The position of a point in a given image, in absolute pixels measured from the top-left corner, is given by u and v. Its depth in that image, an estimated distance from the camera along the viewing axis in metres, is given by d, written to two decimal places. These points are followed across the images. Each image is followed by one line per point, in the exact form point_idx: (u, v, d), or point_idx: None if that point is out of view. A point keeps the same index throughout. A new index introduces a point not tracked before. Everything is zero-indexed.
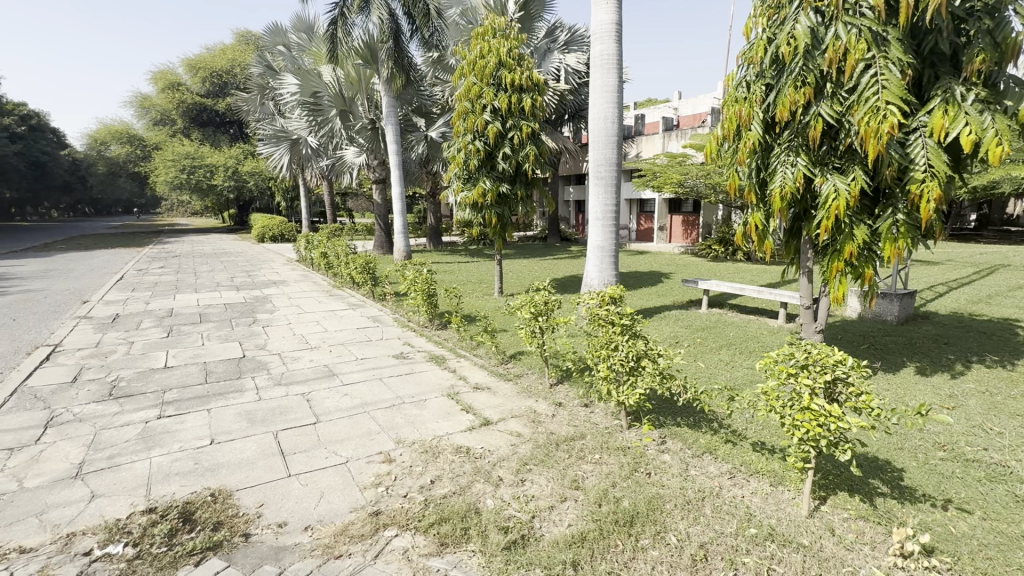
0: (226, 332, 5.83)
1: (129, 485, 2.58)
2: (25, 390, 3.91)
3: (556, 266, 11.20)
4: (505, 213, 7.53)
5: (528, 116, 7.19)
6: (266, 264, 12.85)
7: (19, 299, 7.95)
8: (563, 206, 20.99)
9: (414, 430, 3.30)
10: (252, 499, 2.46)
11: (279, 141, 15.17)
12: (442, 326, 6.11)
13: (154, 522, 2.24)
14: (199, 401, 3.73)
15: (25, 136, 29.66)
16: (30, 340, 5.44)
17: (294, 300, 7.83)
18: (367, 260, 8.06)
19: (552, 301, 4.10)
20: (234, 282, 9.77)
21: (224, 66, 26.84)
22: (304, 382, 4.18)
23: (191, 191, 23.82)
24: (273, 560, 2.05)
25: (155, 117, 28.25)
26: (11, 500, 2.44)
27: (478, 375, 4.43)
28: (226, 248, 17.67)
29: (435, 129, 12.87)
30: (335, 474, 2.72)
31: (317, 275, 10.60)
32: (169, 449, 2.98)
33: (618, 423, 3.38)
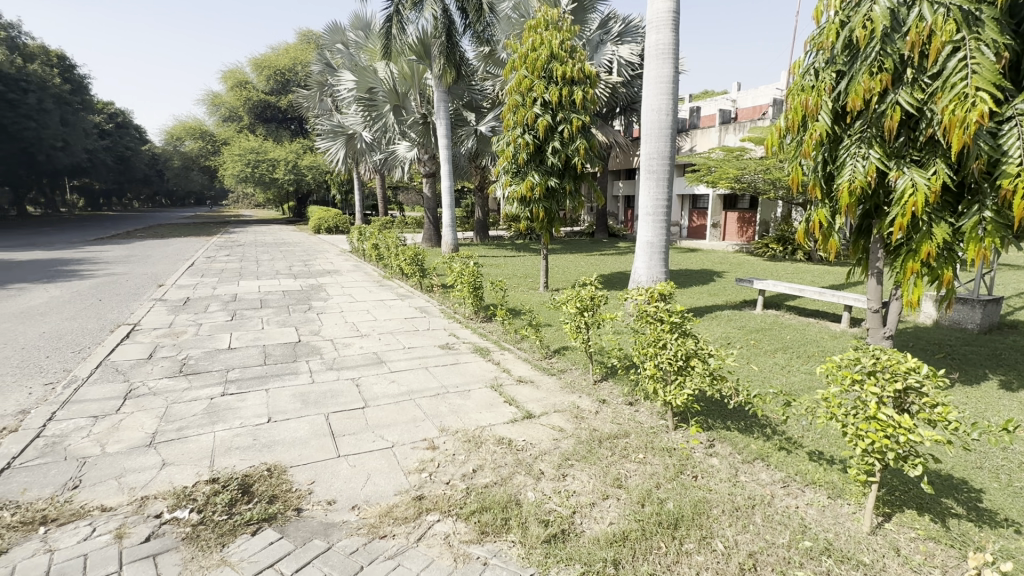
0: (284, 317, 6.13)
1: (193, 456, 2.76)
2: (108, 364, 4.28)
3: (603, 262, 11.04)
4: (553, 207, 7.49)
5: (579, 109, 7.06)
6: (321, 254, 13.42)
7: (106, 281, 8.72)
8: (612, 202, 20.68)
9: (457, 419, 3.35)
10: (304, 476, 2.58)
11: (336, 136, 15.78)
12: (487, 319, 6.15)
13: (216, 492, 2.39)
14: (258, 381, 3.96)
15: (112, 133, 32.35)
16: (114, 319, 5.95)
17: (346, 289, 8.13)
18: (417, 253, 8.24)
19: (599, 296, 4.03)
20: (291, 271, 10.26)
21: (287, 65, 28.10)
22: (354, 368, 4.34)
23: (255, 184, 25.20)
24: (322, 535, 2.13)
25: (225, 114, 30.06)
26: (95, 462, 2.67)
27: (521, 368, 4.44)
28: (285, 238, 18.60)
29: (485, 123, 12.96)
30: (381, 457, 2.80)
31: (368, 266, 10.95)
32: (230, 425, 3.17)
33: (664, 423, 3.29)
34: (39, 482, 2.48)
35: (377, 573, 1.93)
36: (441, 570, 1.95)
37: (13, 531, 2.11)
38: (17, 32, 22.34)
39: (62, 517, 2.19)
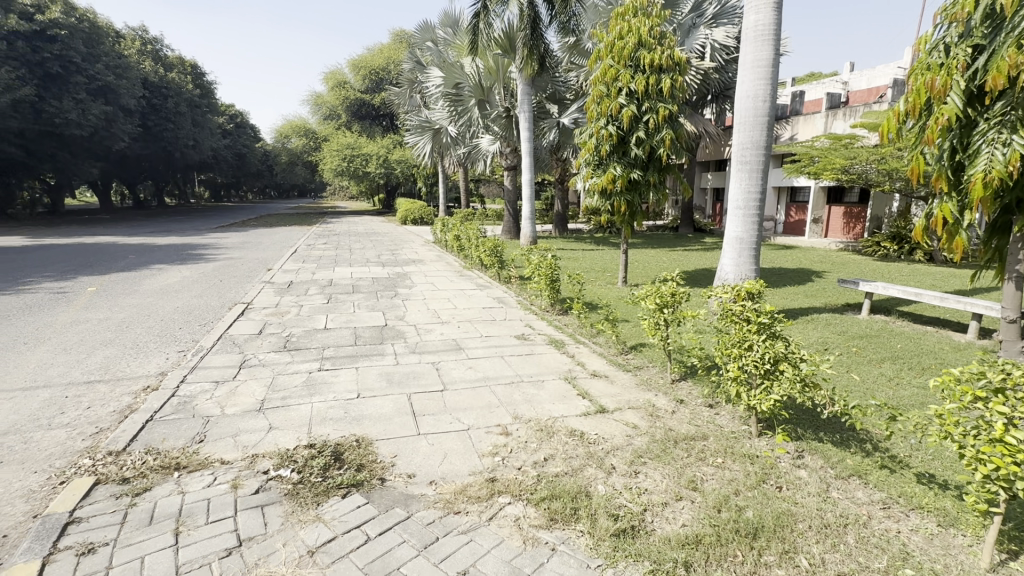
0: (372, 302, 6.57)
1: (294, 423, 3.08)
2: (227, 336, 4.87)
3: (686, 257, 10.56)
4: (635, 199, 7.29)
5: (666, 98, 6.81)
6: (407, 244, 14.15)
7: (225, 264, 9.86)
8: (699, 194, 19.70)
9: (531, 408, 3.42)
10: (387, 449, 2.78)
11: (423, 131, 16.45)
12: (563, 312, 6.16)
13: (313, 456, 2.65)
14: (350, 359, 4.31)
15: (233, 132, 36.27)
16: (232, 298, 6.73)
17: (429, 278, 8.51)
18: (496, 244, 8.42)
19: (680, 293, 3.89)
20: (380, 259, 10.93)
21: (381, 64, 29.55)
22: (434, 353, 4.56)
23: (350, 177, 27.03)
24: (402, 505, 2.30)
25: (326, 112, 32.53)
26: (216, 421, 3.08)
27: (595, 363, 4.42)
28: (376, 229, 19.80)
29: (568, 115, 12.85)
30: (457, 439, 2.94)
31: (450, 257, 11.37)
32: (325, 397, 3.48)
33: (746, 429, 3.12)
34: (174, 434, 2.90)
35: (451, 545, 2.04)
36: (510, 550, 2.02)
37: (155, 473, 2.49)
38: (161, 45, 25.69)
39: (191, 466, 2.55)
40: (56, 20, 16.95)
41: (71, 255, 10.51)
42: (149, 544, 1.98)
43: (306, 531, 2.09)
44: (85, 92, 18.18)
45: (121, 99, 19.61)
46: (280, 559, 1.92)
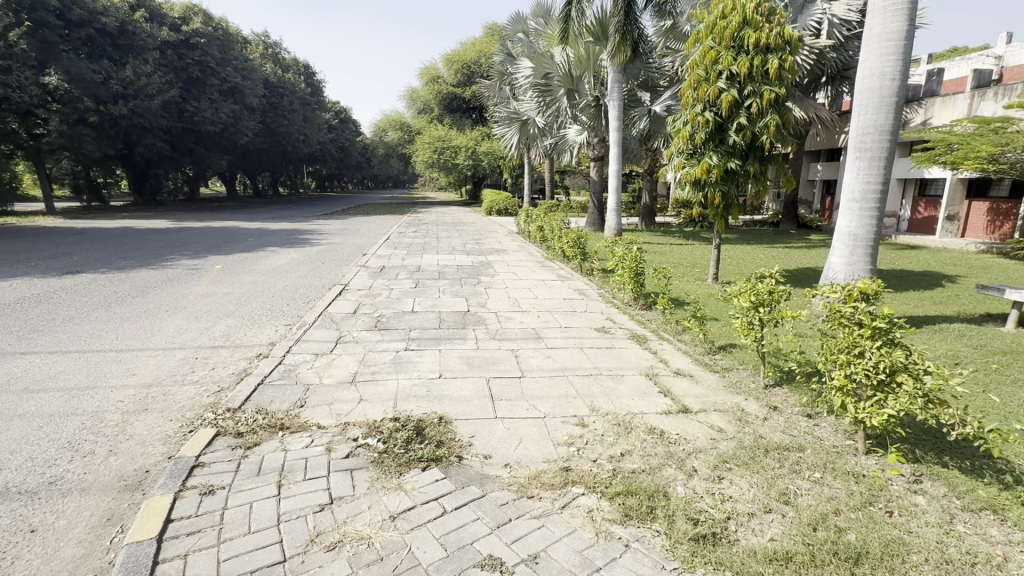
0: (457, 289, 6.80)
1: (381, 396, 3.28)
2: (326, 314, 5.30)
3: (787, 255, 9.71)
4: (731, 191, 6.81)
5: (773, 80, 6.26)
6: (491, 234, 14.45)
7: (327, 248, 10.74)
8: (806, 187, 18.04)
9: (609, 402, 3.35)
10: (466, 429, 2.88)
11: (511, 123, 16.45)
12: (647, 307, 5.94)
13: (397, 429, 2.80)
14: (434, 341, 4.50)
15: (338, 127, 39.23)
16: (332, 279, 7.32)
17: (511, 268, 8.63)
18: (580, 236, 8.30)
19: (779, 291, 3.57)
20: (466, 248, 11.27)
21: (473, 58, 29.83)
22: (514, 340, 4.61)
23: (440, 169, 28.10)
24: (477, 484, 2.36)
25: (421, 106, 33.99)
26: (316, 388, 3.37)
27: (679, 360, 4.23)
28: (463, 219, 20.45)
29: (661, 103, 12.27)
30: (533, 425, 2.96)
31: (533, 247, 11.44)
32: (410, 375, 3.68)
33: (851, 445, 2.82)
34: (280, 397, 3.23)
35: (523, 528, 2.06)
36: (582, 540, 2.00)
37: (263, 430, 2.78)
38: (280, 49, 28.42)
39: (293, 427, 2.82)
40: (198, 30, 19.57)
41: (204, 237, 12.03)
42: (256, 492, 2.22)
43: (388, 497, 2.22)
44: (218, 94, 20.62)
45: (246, 99, 21.94)
46: (365, 520, 2.06)
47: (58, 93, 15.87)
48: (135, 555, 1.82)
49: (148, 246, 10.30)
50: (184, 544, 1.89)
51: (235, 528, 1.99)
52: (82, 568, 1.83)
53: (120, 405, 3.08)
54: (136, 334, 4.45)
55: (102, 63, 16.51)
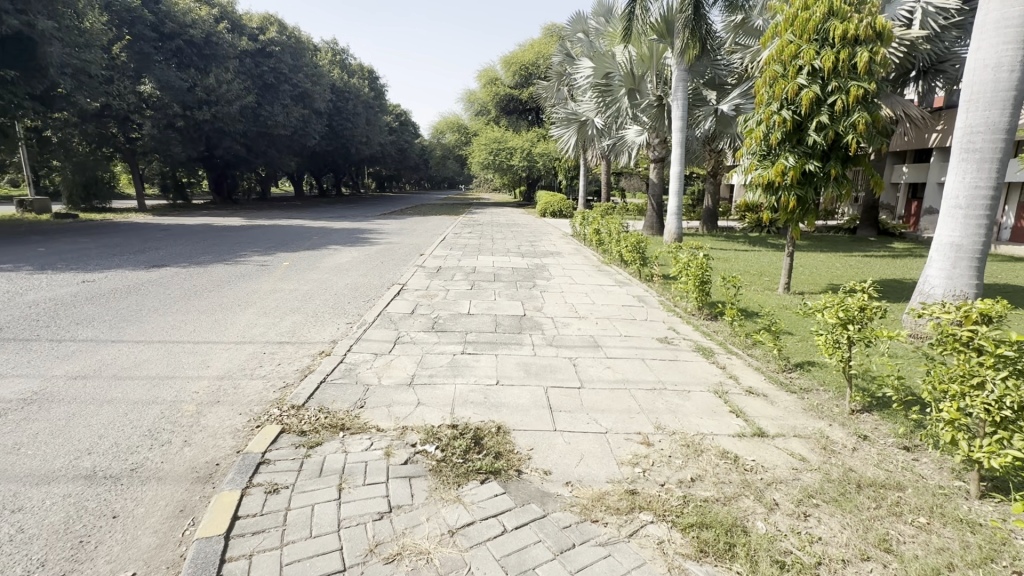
0: (512, 292, 6.73)
1: (440, 401, 3.24)
2: (385, 313, 5.38)
3: (868, 264, 8.93)
4: (808, 195, 6.31)
5: (861, 76, 5.74)
6: (545, 236, 14.34)
7: (386, 248, 11.00)
8: (889, 191, 16.62)
9: (675, 419, 3.14)
10: (524, 441, 2.78)
11: (569, 124, 16.22)
12: (712, 318, 5.61)
13: (456, 437, 2.74)
14: (490, 346, 4.44)
15: (398, 129, 40.47)
16: (390, 279, 7.45)
17: (567, 271, 8.47)
18: (639, 240, 8.02)
19: (873, 307, 3.21)
20: (521, 250, 11.21)
21: (531, 59, 29.94)
22: (572, 348, 4.47)
23: (496, 170, 28.29)
24: (538, 502, 2.25)
25: (478, 108, 34.44)
26: (375, 390, 3.39)
27: (750, 377, 3.93)
28: (517, 220, 20.43)
29: (729, 101, 11.65)
30: (595, 441, 2.82)
31: (588, 250, 11.20)
32: (467, 380, 3.62)
33: (962, 487, 2.47)
34: (341, 397, 3.27)
35: (588, 555, 1.93)
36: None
37: (325, 430, 2.81)
38: (346, 55, 29.73)
39: (353, 428, 2.83)
40: (273, 39, 20.97)
41: (273, 235, 12.69)
42: (318, 494, 2.22)
43: (447, 510, 2.16)
44: (290, 98, 21.79)
45: (315, 103, 23.05)
46: (424, 533, 2.00)
47: (151, 99, 17.33)
48: (203, 552, 1.85)
49: (224, 242, 10.97)
50: (250, 544, 1.91)
51: (298, 531, 1.99)
52: (157, 559, 1.88)
53: (195, 396, 3.23)
54: (211, 326, 4.69)
55: (189, 72, 17.90)
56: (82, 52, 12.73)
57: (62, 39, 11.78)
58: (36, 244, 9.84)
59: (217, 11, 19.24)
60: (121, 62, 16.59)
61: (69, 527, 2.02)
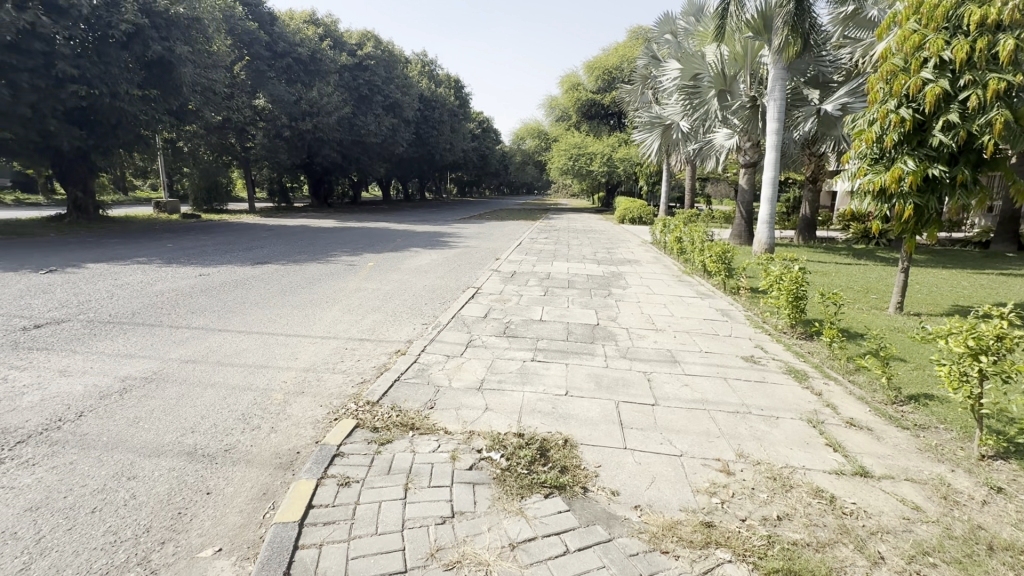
0: (586, 300, 6.59)
1: (507, 408, 3.23)
2: (460, 316, 5.48)
3: (1004, 284, 7.71)
4: (930, 202, 5.55)
5: (1004, 67, 4.94)
6: (623, 243, 13.97)
7: (463, 251, 11.29)
8: None
9: (760, 448, 2.88)
10: (592, 456, 2.67)
11: (652, 128, 15.67)
12: (808, 338, 5.11)
13: (521, 446, 2.70)
14: (561, 354, 4.35)
15: (480, 136, 41.61)
16: (466, 282, 7.62)
17: (645, 280, 8.17)
18: (726, 249, 7.53)
19: (1015, 336, 2.71)
20: (597, 257, 11.00)
21: (614, 63, 29.64)
22: (647, 361, 4.27)
23: (574, 175, 28.09)
24: (604, 524, 2.14)
25: (559, 115, 34.53)
26: (445, 392, 3.44)
27: (852, 407, 3.50)
28: (594, 227, 20.10)
29: (834, 100, 10.56)
30: (668, 464, 2.64)
31: (668, 259, 10.73)
32: (536, 389, 3.56)
33: None
34: (413, 397, 3.34)
35: None
36: None
37: (396, 428, 2.89)
38: (435, 66, 31.16)
39: (422, 429, 2.89)
40: (369, 53, 22.47)
41: (361, 236, 13.51)
42: (385, 491, 2.28)
43: (509, 521, 2.12)
44: (382, 109, 23.18)
45: (404, 113, 24.34)
46: (485, 543, 1.98)
47: (263, 112, 19.27)
48: (279, 537, 1.95)
49: (318, 242, 11.86)
50: (321, 533, 2.00)
51: (364, 526, 2.05)
52: (240, 537, 2.02)
53: (284, 386, 3.48)
54: (301, 321, 5.05)
55: (296, 87, 19.68)
56: (210, 71, 14.45)
57: (195, 61, 13.45)
58: (166, 241, 11.24)
59: (322, 30, 21.07)
60: (240, 79, 18.75)
61: (171, 498, 2.23)
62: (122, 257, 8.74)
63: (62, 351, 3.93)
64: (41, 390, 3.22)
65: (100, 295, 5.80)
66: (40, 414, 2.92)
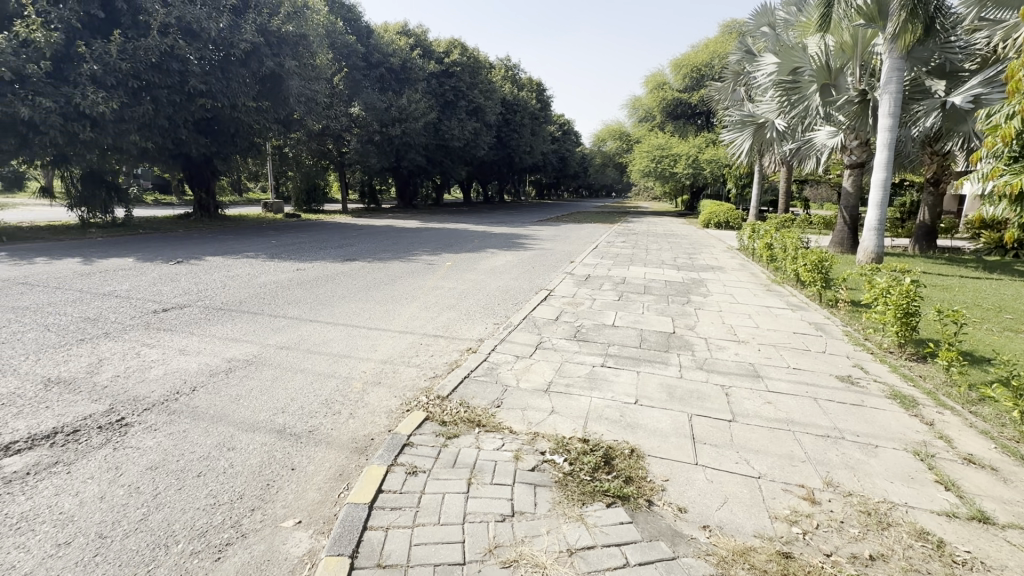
0: (662, 306, 6.34)
1: (573, 412, 3.19)
2: (531, 317, 5.52)
3: None
4: None
5: None
6: (706, 248, 13.28)
7: (538, 253, 11.35)
8: None
9: (853, 477, 2.60)
10: (659, 469, 2.57)
11: (743, 127, 14.68)
12: (920, 359, 4.53)
13: (585, 452, 2.66)
14: (633, 361, 4.23)
15: (560, 139, 41.59)
16: (539, 284, 7.65)
17: (728, 288, 7.71)
18: (823, 258, 6.89)
19: None
20: (676, 262, 10.57)
21: (704, 60, 28.40)
22: (726, 374, 4.03)
23: (656, 177, 27.17)
24: (668, 541, 2.05)
25: (642, 115, 33.60)
26: (512, 392, 3.47)
27: (972, 442, 3.05)
28: (676, 231, 19.29)
29: (963, 91, 9.26)
30: (744, 485, 2.48)
31: (756, 266, 10.05)
32: (604, 395, 3.49)
33: None
34: (481, 394, 3.42)
35: None
36: None
37: (463, 423, 2.97)
38: (518, 70, 31.65)
39: (488, 426, 2.94)
40: (456, 60, 23.29)
41: (441, 237, 14.05)
42: (449, 484, 2.35)
43: (569, 527, 2.09)
44: (465, 113, 23.95)
45: (486, 117, 24.96)
46: (542, 546, 1.97)
47: (358, 119, 20.67)
48: (350, 517, 2.08)
49: (401, 241, 12.49)
50: (388, 517, 2.10)
51: (428, 515, 2.13)
52: (318, 512, 2.18)
53: (363, 375, 3.71)
54: (382, 316, 5.35)
55: (388, 95, 20.89)
56: (313, 83, 15.75)
57: (301, 74, 14.75)
58: (270, 238, 12.43)
59: (413, 40, 22.19)
60: (339, 89, 20.28)
61: (262, 470, 2.46)
62: (235, 251, 9.78)
63: (182, 332, 4.48)
64: (165, 365, 3.71)
65: (215, 285, 6.53)
66: (163, 386, 3.36)
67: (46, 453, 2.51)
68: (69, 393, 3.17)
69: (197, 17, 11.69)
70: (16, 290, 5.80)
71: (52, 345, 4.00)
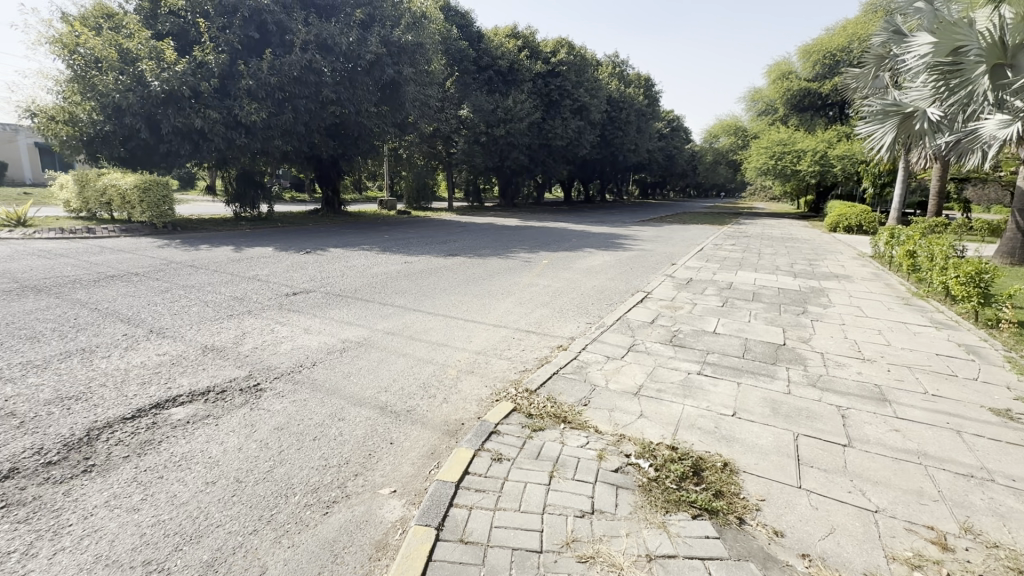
0: (773, 316, 5.83)
1: (663, 418, 3.09)
2: (625, 319, 5.40)
3: None
4: None
5: None
6: (832, 254, 11.93)
7: (638, 254, 11.00)
8: None
9: (1002, 527, 2.21)
10: (754, 487, 2.40)
11: (884, 118, 12.45)
12: None
13: (672, 460, 2.56)
14: (733, 371, 3.97)
15: (668, 136, 39.76)
16: (635, 285, 7.45)
17: (855, 300, 6.87)
18: (983, 270, 5.83)
19: None
20: (793, 268, 9.63)
21: (841, 44, 25.30)
22: (844, 395, 3.61)
23: (776, 175, 24.88)
24: (759, 562, 1.92)
25: (762, 108, 30.89)
26: (599, 392, 3.44)
27: None
28: (796, 234, 17.53)
29: None
30: (856, 517, 2.22)
31: (893, 276, 8.82)
32: (698, 404, 3.32)
33: None
34: (569, 392, 3.44)
35: None
36: None
37: (549, 418, 3.02)
38: (625, 66, 30.82)
39: (574, 423, 2.96)
40: (562, 60, 23.20)
41: (539, 235, 14.23)
42: (532, 474, 2.41)
43: (650, 533, 2.04)
44: (570, 112, 23.86)
45: (591, 115, 24.65)
46: (620, 547, 1.95)
47: (466, 121, 21.56)
48: (439, 492, 2.24)
49: (500, 239, 12.88)
50: (472, 498, 2.22)
51: (510, 501, 2.21)
52: (411, 485, 2.37)
53: (458, 363, 3.92)
54: (478, 309, 5.58)
55: (495, 97, 21.51)
56: (427, 88, 16.74)
57: (416, 80, 15.78)
58: (383, 232, 13.53)
59: (521, 42, 22.57)
60: (450, 93, 21.34)
61: (366, 441, 2.73)
62: (353, 244, 10.78)
63: (307, 314, 5.08)
64: (292, 341, 4.24)
65: (335, 274, 7.27)
66: (291, 359, 3.85)
67: (202, 406, 3.02)
68: (220, 358, 3.77)
69: (331, 33, 13.12)
70: (187, 271, 6.99)
71: (209, 318, 4.76)
